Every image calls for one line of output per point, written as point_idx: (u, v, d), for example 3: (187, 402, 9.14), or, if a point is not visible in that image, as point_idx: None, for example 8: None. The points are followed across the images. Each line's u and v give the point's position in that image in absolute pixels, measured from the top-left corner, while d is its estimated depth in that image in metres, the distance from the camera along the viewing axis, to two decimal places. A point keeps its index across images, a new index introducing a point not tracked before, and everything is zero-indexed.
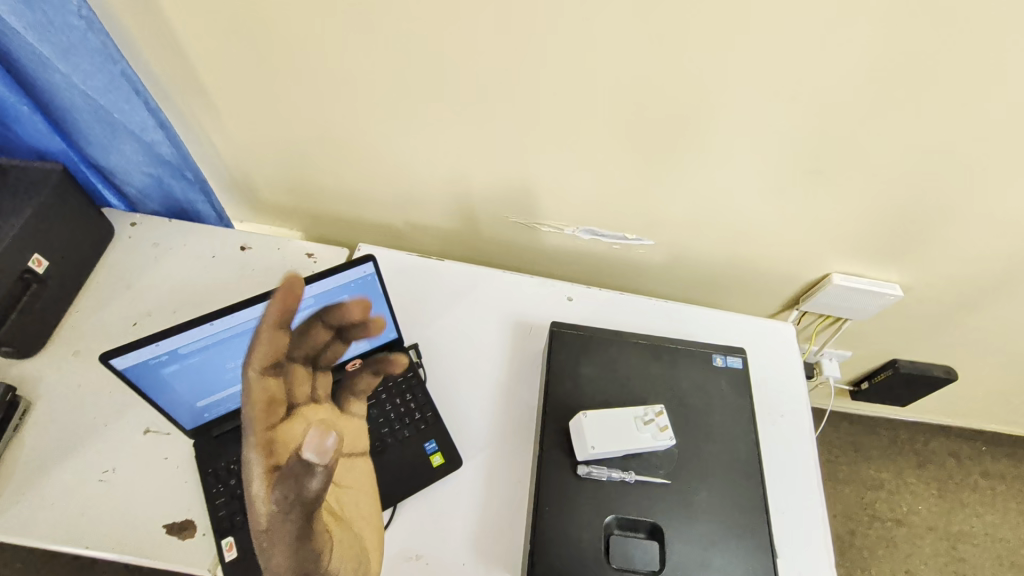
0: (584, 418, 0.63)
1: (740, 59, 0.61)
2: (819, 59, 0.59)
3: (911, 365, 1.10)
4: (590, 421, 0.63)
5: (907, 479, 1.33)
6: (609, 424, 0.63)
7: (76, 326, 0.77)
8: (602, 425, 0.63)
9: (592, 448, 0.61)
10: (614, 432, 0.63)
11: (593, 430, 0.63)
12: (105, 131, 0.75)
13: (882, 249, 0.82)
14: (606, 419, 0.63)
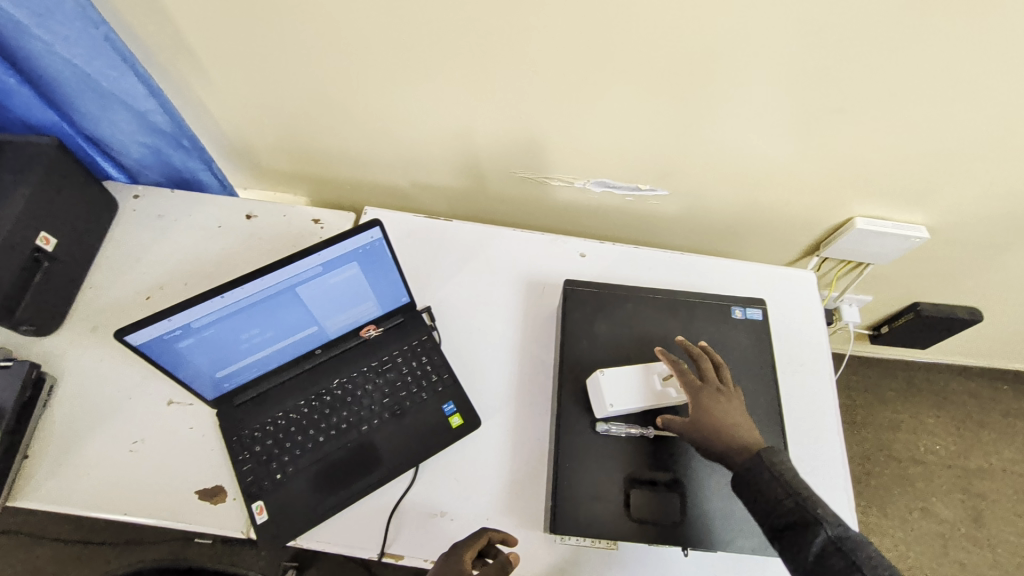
0: (602, 375, 0.63)
1: None
2: None
3: (933, 308, 1.08)
4: (608, 378, 0.62)
5: (924, 420, 1.33)
6: (626, 381, 0.62)
7: (91, 301, 0.78)
8: (620, 382, 0.62)
9: (610, 407, 0.61)
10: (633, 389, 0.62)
11: (612, 387, 0.62)
12: (96, 102, 0.73)
13: (909, 190, 0.78)
14: (625, 376, 0.63)
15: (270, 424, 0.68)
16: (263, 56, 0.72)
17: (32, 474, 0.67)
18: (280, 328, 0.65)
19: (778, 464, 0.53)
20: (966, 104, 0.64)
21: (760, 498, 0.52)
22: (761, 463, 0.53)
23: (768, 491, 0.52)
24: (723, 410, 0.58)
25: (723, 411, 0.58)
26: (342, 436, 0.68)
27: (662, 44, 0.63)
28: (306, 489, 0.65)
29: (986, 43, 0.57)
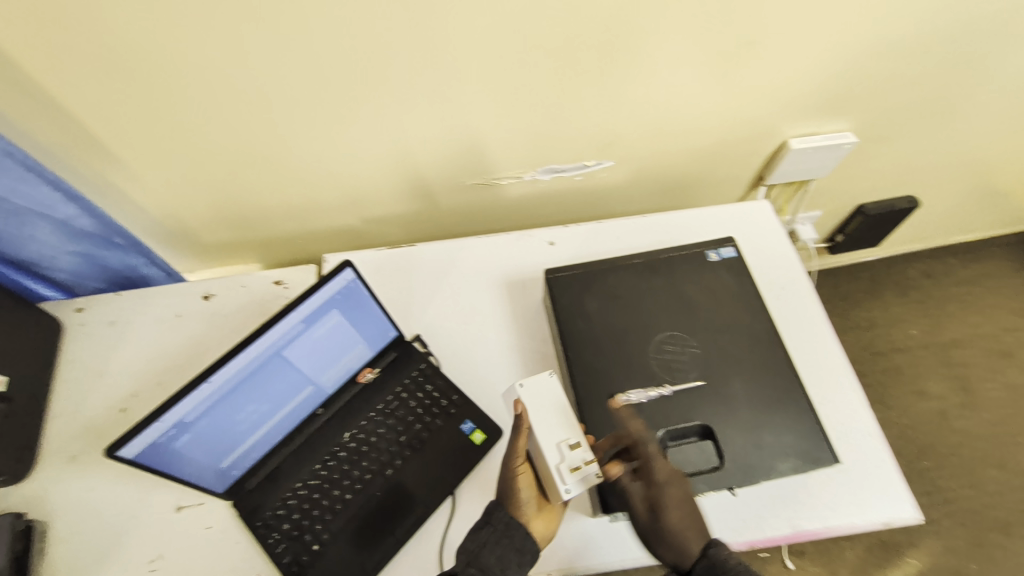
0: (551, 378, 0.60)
1: None
2: None
3: (876, 206, 1.15)
4: (525, 387, 0.60)
5: (895, 310, 1.41)
6: (551, 400, 0.59)
7: (62, 430, 0.72)
8: (541, 388, 0.60)
9: (521, 385, 0.60)
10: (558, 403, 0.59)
11: (524, 394, 0.60)
12: (10, 221, 0.67)
13: (828, 101, 0.82)
14: (547, 403, 0.59)
15: (292, 498, 0.65)
16: (178, 130, 0.68)
17: None
18: (276, 398, 0.62)
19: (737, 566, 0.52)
20: (859, 7, 0.68)
21: None
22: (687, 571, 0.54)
23: None
24: (674, 510, 0.55)
25: (673, 509, 0.55)
26: (369, 487, 0.66)
27: (574, 20, 0.64)
28: (347, 552, 0.63)
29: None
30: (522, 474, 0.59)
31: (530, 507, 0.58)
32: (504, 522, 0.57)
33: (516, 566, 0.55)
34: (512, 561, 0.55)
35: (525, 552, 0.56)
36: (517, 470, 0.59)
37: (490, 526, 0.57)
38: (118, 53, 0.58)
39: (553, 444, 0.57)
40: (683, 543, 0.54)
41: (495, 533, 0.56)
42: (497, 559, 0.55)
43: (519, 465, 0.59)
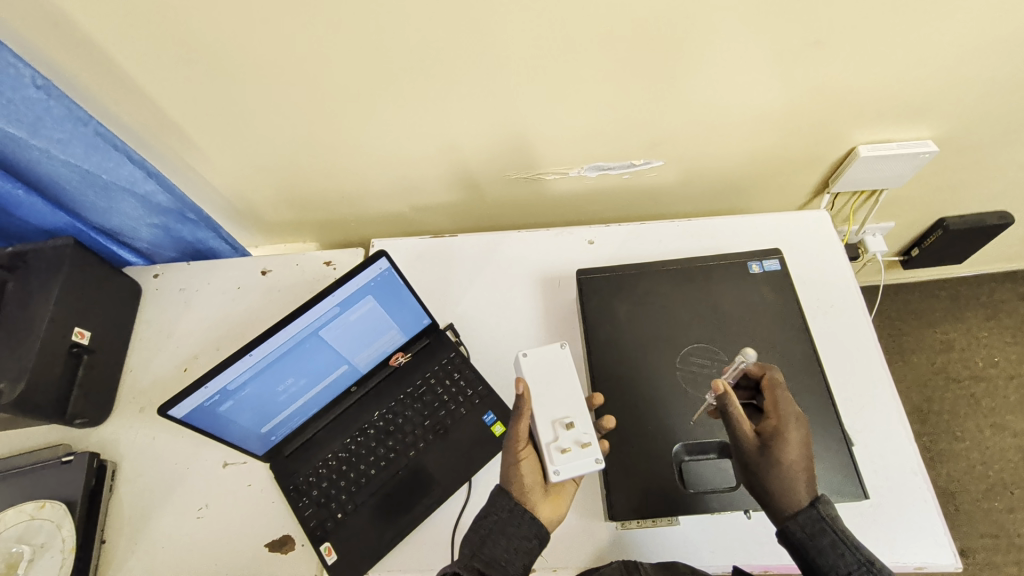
0: (559, 352, 0.61)
1: None
2: None
3: (960, 221, 1.05)
4: (527, 358, 0.61)
5: (977, 334, 1.29)
6: (551, 375, 0.60)
7: (135, 383, 0.81)
8: (542, 362, 0.61)
9: (524, 356, 0.61)
10: (556, 380, 0.60)
11: (527, 366, 0.61)
12: (99, 194, 0.75)
13: (907, 106, 0.76)
14: (545, 378, 0.60)
15: (323, 466, 0.70)
16: (242, 119, 0.73)
17: (112, 558, 0.70)
18: (312, 373, 0.67)
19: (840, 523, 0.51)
20: (950, 5, 0.61)
21: (819, 555, 0.50)
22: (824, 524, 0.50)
23: (833, 553, 0.50)
24: (795, 445, 0.53)
25: (796, 445, 0.53)
26: (392, 465, 0.70)
27: (626, 21, 0.62)
28: (367, 522, 0.67)
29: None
30: (524, 458, 0.58)
31: (535, 493, 0.57)
32: (508, 510, 0.56)
33: (524, 554, 0.54)
34: (519, 547, 0.54)
35: (533, 539, 0.55)
36: (520, 454, 0.58)
37: (497, 514, 0.56)
38: (189, 47, 0.62)
39: (548, 421, 0.58)
40: (795, 483, 0.52)
41: (501, 521, 0.55)
42: (501, 550, 0.54)
43: (520, 448, 0.57)
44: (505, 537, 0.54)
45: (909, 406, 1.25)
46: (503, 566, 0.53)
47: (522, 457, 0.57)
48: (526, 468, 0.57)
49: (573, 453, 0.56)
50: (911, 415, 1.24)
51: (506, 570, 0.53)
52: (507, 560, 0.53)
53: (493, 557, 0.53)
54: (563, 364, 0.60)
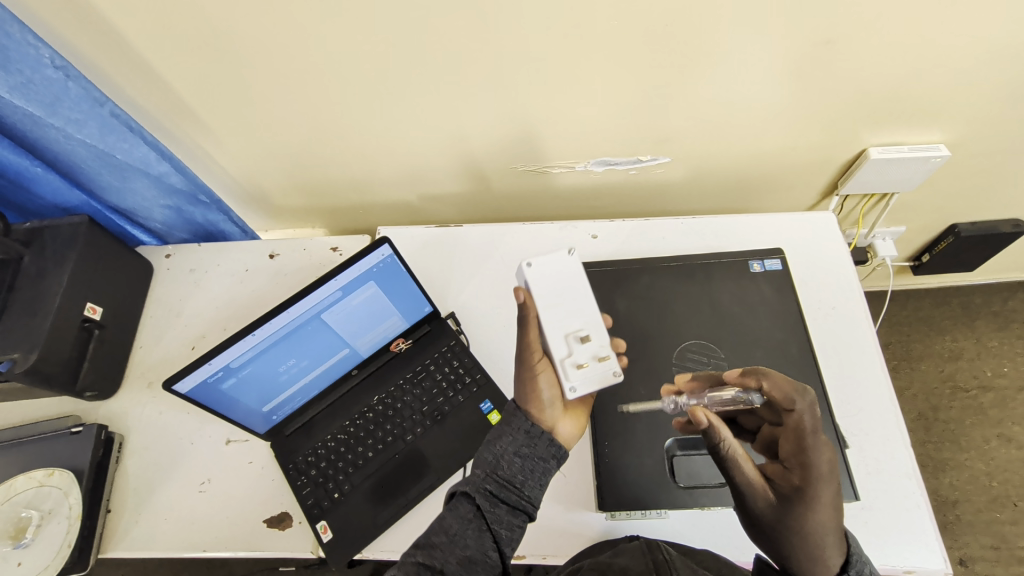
0: (566, 259, 0.60)
1: None
2: None
3: (972, 228, 1.04)
4: (533, 269, 0.60)
5: (987, 343, 1.27)
6: (559, 284, 0.60)
7: (144, 359, 0.83)
8: (549, 272, 0.60)
9: (529, 266, 0.60)
10: (566, 292, 0.59)
11: (532, 277, 0.60)
12: (114, 174, 0.77)
13: (921, 110, 0.75)
14: (556, 288, 0.59)
15: (323, 447, 0.72)
16: (254, 105, 0.74)
17: (117, 527, 0.72)
18: (313, 355, 0.68)
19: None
20: (968, 9, 0.60)
21: None
22: None
23: None
24: (823, 508, 0.48)
25: (823, 508, 0.48)
26: (390, 449, 0.71)
27: (636, 19, 0.61)
28: (363, 503, 0.69)
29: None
30: (542, 371, 0.58)
31: (555, 410, 0.58)
32: (524, 430, 0.56)
33: (540, 474, 0.54)
34: (534, 469, 0.54)
35: (549, 459, 0.55)
36: (537, 367, 0.57)
37: (511, 436, 0.56)
38: (202, 33, 0.63)
39: (561, 335, 0.58)
40: (825, 553, 0.48)
41: (515, 443, 0.55)
42: (518, 469, 0.54)
43: (536, 361, 0.57)
44: (519, 459, 0.54)
45: (913, 414, 1.24)
46: (518, 488, 0.53)
47: (538, 371, 0.57)
48: (544, 382, 0.58)
49: (591, 366, 0.58)
50: (914, 423, 1.23)
51: (521, 491, 0.53)
52: (523, 481, 0.54)
53: (507, 478, 0.54)
54: (573, 274, 0.60)
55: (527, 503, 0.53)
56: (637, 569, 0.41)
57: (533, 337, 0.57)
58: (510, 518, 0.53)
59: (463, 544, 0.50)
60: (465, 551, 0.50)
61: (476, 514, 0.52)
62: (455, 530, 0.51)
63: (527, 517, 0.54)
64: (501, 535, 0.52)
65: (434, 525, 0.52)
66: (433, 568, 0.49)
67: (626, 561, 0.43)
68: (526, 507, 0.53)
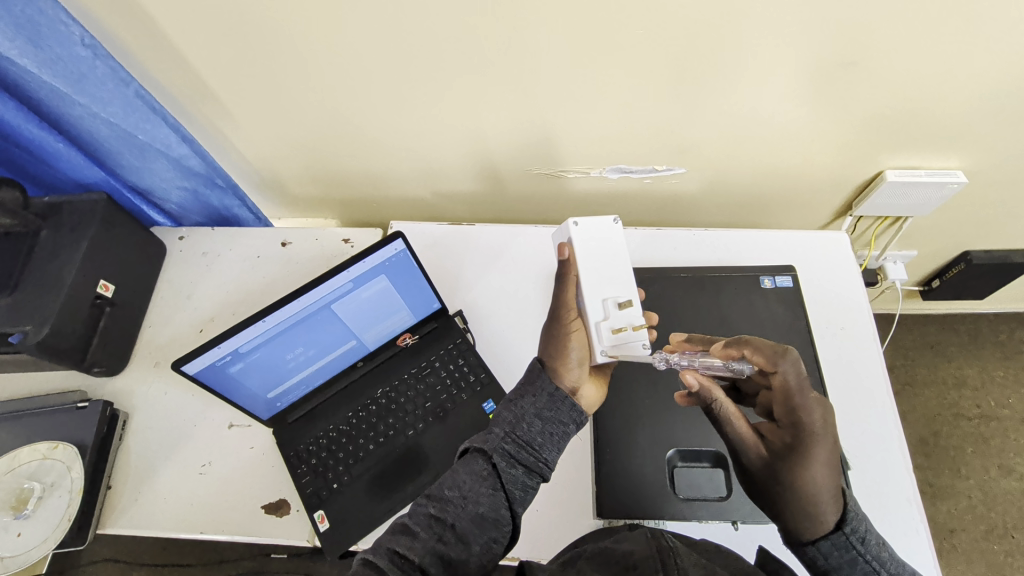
0: (611, 225, 0.63)
1: None
2: None
3: (984, 256, 1.04)
4: (579, 227, 0.63)
5: (993, 373, 1.26)
6: (600, 247, 0.63)
7: (152, 340, 0.84)
8: (594, 236, 0.63)
9: (576, 225, 0.64)
10: (606, 257, 0.63)
11: (577, 234, 0.63)
12: (134, 154, 0.78)
13: (939, 135, 0.75)
14: (597, 251, 0.63)
15: (324, 437, 0.72)
16: (275, 94, 0.75)
17: (116, 503, 0.73)
18: (321, 345, 0.68)
19: (872, 543, 0.48)
20: (993, 40, 0.60)
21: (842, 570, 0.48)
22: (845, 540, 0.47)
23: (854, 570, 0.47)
24: (815, 463, 0.49)
25: (813, 461, 0.49)
26: (390, 443, 0.72)
27: (659, 31, 0.62)
28: (361, 494, 0.70)
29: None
30: (575, 332, 0.59)
31: (582, 371, 0.58)
32: (548, 393, 0.55)
33: (559, 438, 0.53)
34: (553, 432, 0.53)
35: (569, 423, 0.54)
36: (570, 326, 0.59)
37: (533, 396, 0.54)
38: (230, 20, 0.63)
39: (599, 300, 0.61)
40: (818, 506, 0.48)
41: (537, 404, 0.54)
42: (538, 432, 0.53)
43: (569, 320, 0.60)
44: (539, 422, 0.53)
45: (914, 439, 1.23)
46: (536, 450, 0.52)
47: (571, 330, 0.59)
48: (576, 342, 0.59)
49: (622, 333, 0.60)
50: (915, 448, 1.22)
51: (539, 453, 0.52)
52: (541, 443, 0.52)
53: (525, 440, 0.52)
54: (615, 240, 0.63)
55: (543, 465, 0.52)
56: (641, 553, 0.41)
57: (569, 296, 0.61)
58: (524, 479, 0.51)
59: (475, 501, 0.49)
60: (478, 509, 0.49)
61: (491, 472, 0.51)
62: (469, 486, 0.50)
63: (541, 479, 0.53)
64: (515, 495, 0.51)
65: (447, 479, 0.51)
66: (443, 522, 0.49)
67: (631, 545, 0.43)
68: (541, 469, 0.52)
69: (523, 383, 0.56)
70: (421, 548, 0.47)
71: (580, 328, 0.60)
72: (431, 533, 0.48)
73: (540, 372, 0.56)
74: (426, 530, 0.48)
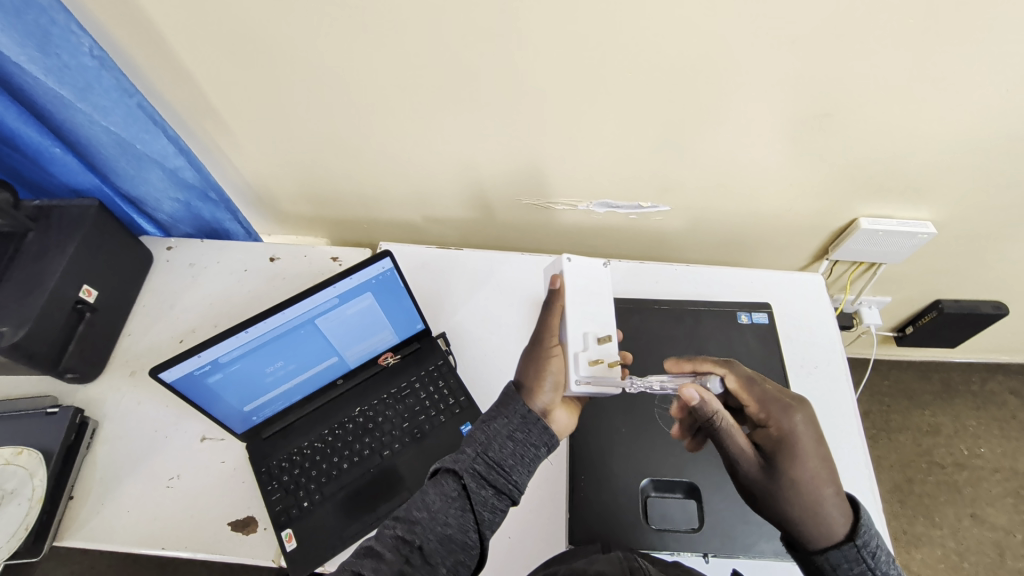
0: (601, 268, 0.66)
1: (738, 23, 0.58)
2: (817, 15, 0.56)
3: (955, 305, 1.07)
4: (572, 263, 0.66)
5: (965, 422, 1.29)
6: (588, 284, 0.65)
7: (130, 348, 0.83)
8: (584, 273, 0.66)
9: (569, 259, 0.66)
10: (593, 295, 0.64)
11: (569, 268, 0.66)
12: (132, 163, 0.79)
13: (910, 188, 0.79)
14: (584, 287, 0.65)
15: (297, 454, 0.72)
16: (277, 114, 0.77)
17: (77, 515, 0.70)
18: (302, 360, 0.68)
19: (881, 558, 0.47)
20: (958, 102, 0.64)
21: None
22: (854, 551, 0.47)
23: None
24: (807, 462, 0.50)
25: (813, 461, 0.50)
26: (365, 462, 0.71)
27: (650, 75, 0.65)
28: (332, 515, 0.69)
29: (977, 36, 0.57)
30: (555, 358, 0.60)
31: (555, 396, 0.59)
32: (520, 415, 0.55)
33: (530, 460, 0.53)
34: (525, 454, 0.53)
35: (541, 446, 0.54)
36: (550, 352, 0.60)
37: (505, 419, 0.54)
38: (240, 42, 0.66)
39: (581, 332, 0.62)
40: (822, 509, 0.48)
41: (509, 426, 0.54)
42: (509, 453, 0.53)
43: (551, 346, 0.60)
44: (511, 443, 0.53)
45: (889, 485, 1.23)
46: (507, 471, 0.52)
47: (551, 355, 0.59)
48: (553, 366, 0.59)
49: (599, 366, 0.61)
50: (890, 494, 1.23)
51: (509, 475, 0.52)
52: (512, 465, 0.52)
53: (496, 461, 0.52)
54: (601, 281, 0.66)
55: (513, 488, 0.51)
56: (615, 571, 0.41)
57: (554, 323, 0.62)
58: (494, 501, 0.51)
59: (444, 522, 0.49)
60: (447, 530, 0.49)
61: (460, 493, 0.50)
62: (438, 507, 0.50)
63: (511, 501, 0.52)
64: (483, 517, 0.50)
65: (416, 501, 0.50)
66: (411, 544, 0.48)
67: (602, 566, 0.42)
68: (511, 492, 0.52)
69: (498, 404, 0.56)
70: (387, 571, 0.46)
71: (559, 355, 0.60)
72: (397, 556, 0.48)
73: (514, 394, 0.56)
74: (393, 553, 0.48)
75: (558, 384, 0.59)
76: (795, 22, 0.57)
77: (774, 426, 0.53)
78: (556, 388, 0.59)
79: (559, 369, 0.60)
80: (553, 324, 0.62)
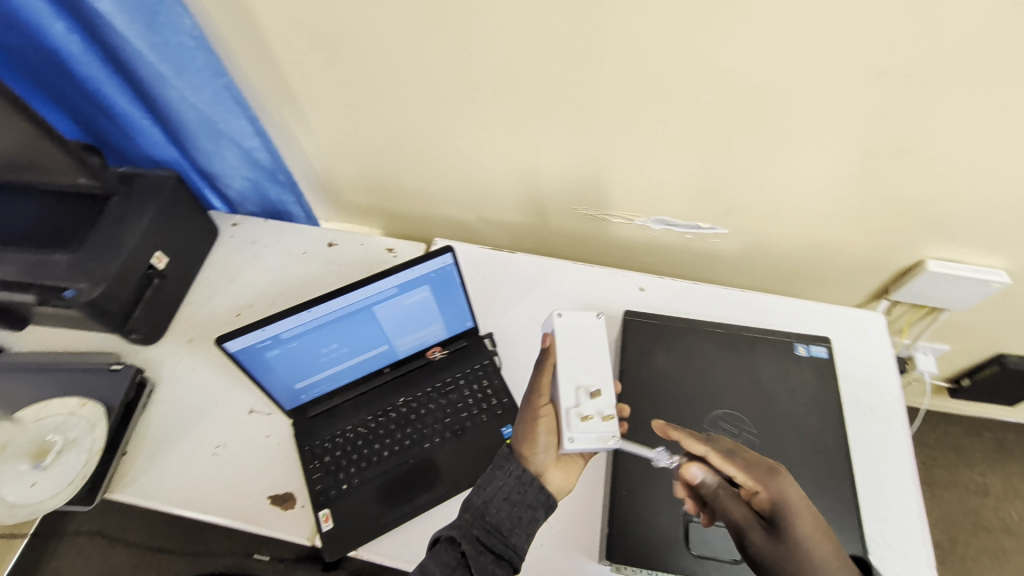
0: (593, 322, 0.68)
1: (830, 50, 0.57)
2: (915, 48, 0.55)
3: (1020, 360, 1.02)
4: (563, 318, 0.69)
5: (1017, 485, 1.22)
6: (580, 340, 0.67)
7: (191, 315, 0.86)
8: (575, 325, 0.68)
9: (559, 315, 0.69)
10: (584, 348, 0.66)
11: (560, 323, 0.68)
12: (212, 140, 0.83)
13: (987, 234, 0.76)
14: (574, 342, 0.66)
15: (340, 436, 0.73)
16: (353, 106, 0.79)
17: (128, 470, 0.73)
18: (355, 344, 0.70)
19: None
20: None
21: None
22: None
23: None
24: (807, 524, 0.48)
25: (809, 523, 0.48)
26: (404, 452, 0.72)
27: (729, 96, 0.65)
28: (369, 500, 0.70)
29: None
30: (543, 418, 0.60)
31: (547, 456, 0.59)
32: (516, 476, 0.57)
33: (528, 522, 0.55)
34: (521, 516, 0.55)
35: (537, 508, 0.56)
36: (538, 412, 0.60)
37: (502, 480, 0.56)
38: (332, 34, 0.68)
39: (572, 388, 0.63)
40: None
41: (504, 488, 0.56)
42: (506, 516, 0.55)
43: (540, 406, 0.60)
44: (506, 505, 0.55)
45: None
46: (504, 534, 0.54)
47: (538, 416, 0.59)
48: (542, 427, 0.60)
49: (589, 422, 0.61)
50: None
51: (507, 539, 0.54)
52: (510, 528, 0.54)
53: (494, 523, 0.54)
54: (596, 335, 0.68)
55: (511, 551, 0.53)
56: None
57: (546, 383, 0.61)
58: (496, 567, 0.52)
59: None
60: None
61: (460, 561, 0.52)
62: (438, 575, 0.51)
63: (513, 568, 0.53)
64: None
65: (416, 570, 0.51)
66: None
67: None
68: (511, 556, 0.53)
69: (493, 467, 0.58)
70: None
71: (549, 415, 0.61)
72: None
73: (507, 456, 0.58)
74: None
75: (550, 444, 0.59)
76: (890, 54, 0.56)
77: (762, 491, 0.51)
78: (550, 447, 0.59)
79: (550, 429, 0.60)
80: (544, 385, 0.61)
